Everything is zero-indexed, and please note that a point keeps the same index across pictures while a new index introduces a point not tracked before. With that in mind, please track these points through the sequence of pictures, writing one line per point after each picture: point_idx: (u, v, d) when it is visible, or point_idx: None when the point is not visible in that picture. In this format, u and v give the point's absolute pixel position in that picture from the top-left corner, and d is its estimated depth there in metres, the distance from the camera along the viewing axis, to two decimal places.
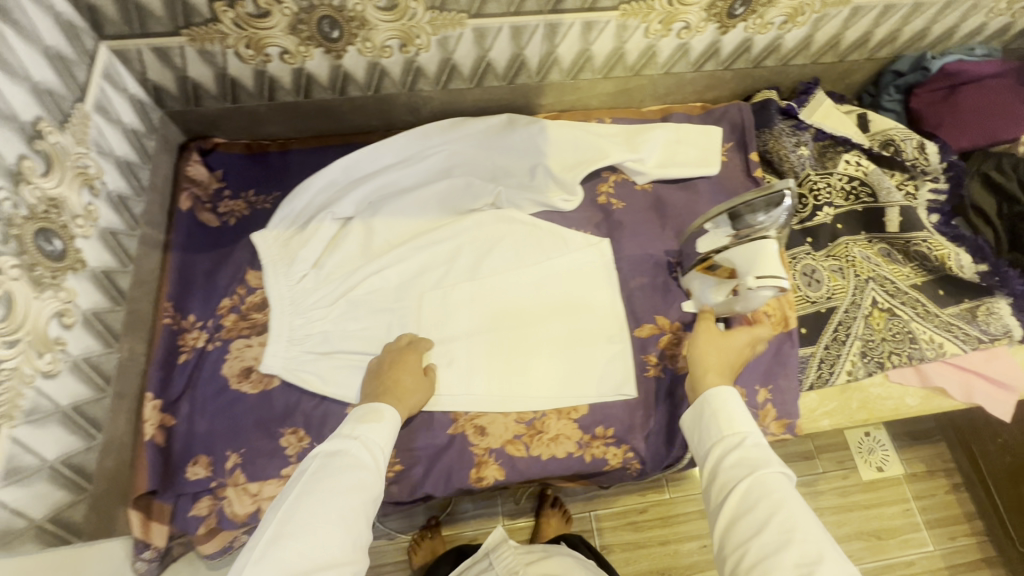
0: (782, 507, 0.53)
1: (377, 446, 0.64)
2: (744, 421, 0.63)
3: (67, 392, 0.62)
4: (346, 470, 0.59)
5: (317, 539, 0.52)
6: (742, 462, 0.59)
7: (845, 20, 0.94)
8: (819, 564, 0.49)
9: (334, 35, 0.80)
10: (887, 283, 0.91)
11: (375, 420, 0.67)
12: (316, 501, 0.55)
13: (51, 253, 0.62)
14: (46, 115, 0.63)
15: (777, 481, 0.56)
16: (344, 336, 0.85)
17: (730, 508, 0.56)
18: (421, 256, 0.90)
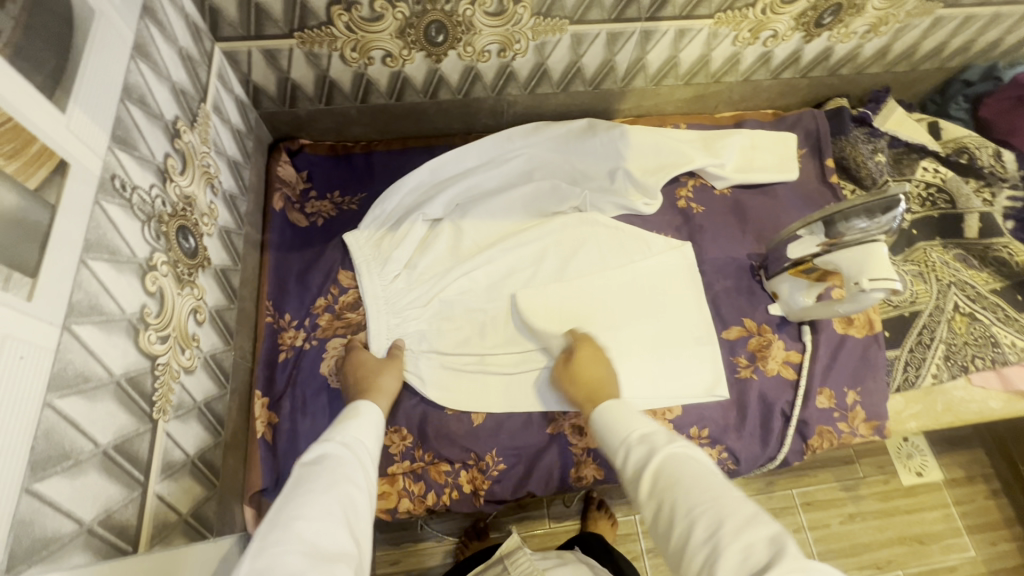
0: (676, 482, 0.50)
1: (362, 441, 0.56)
2: (626, 421, 0.59)
3: (201, 387, 0.63)
4: (335, 469, 0.50)
5: (315, 542, 0.43)
6: (639, 449, 0.55)
7: (925, 30, 0.96)
8: (722, 529, 0.45)
9: (439, 39, 0.82)
10: (969, 288, 0.92)
11: (352, 418, 0.59)
12: (307, 502, 0.46)
13: (188, 251, 0.62)
14: (182, 115, 0.64)
15: (670, 462, 0.52)
16: (441, 338, 0.85)
17: (647, 510, 0.51)
18: (510, 259, 0.90)
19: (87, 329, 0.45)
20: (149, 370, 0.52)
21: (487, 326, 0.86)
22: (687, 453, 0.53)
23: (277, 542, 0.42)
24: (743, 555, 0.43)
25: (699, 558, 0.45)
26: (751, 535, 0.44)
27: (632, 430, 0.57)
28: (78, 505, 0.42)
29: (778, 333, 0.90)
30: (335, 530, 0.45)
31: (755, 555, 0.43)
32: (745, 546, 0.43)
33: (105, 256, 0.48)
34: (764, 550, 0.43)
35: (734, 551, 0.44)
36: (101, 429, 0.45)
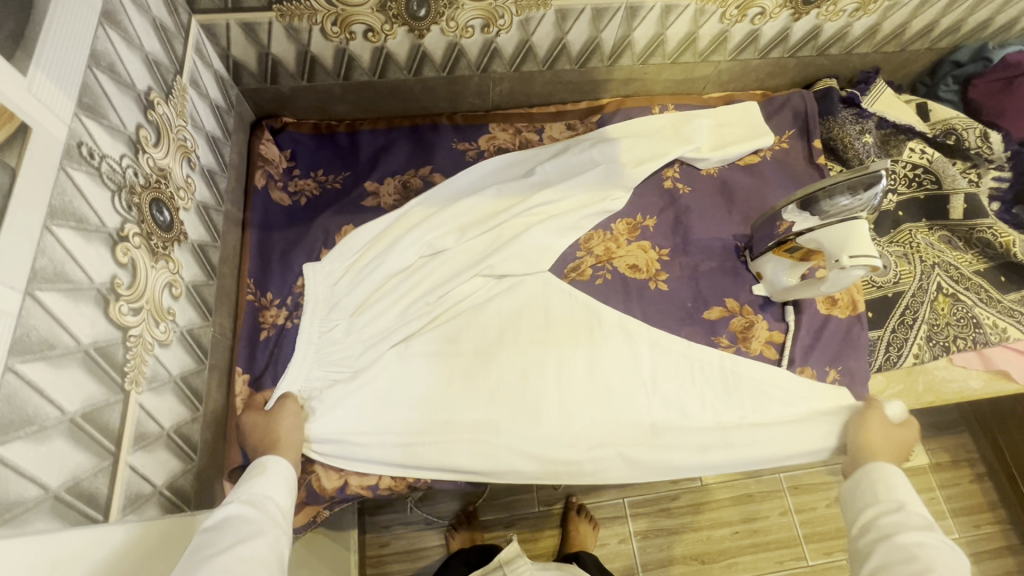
0: (934, 563, 0.54)
1: (267, 497, 0.59)
2: (906, 491, 0.64)
3: (177, 362, 0.63)
4: (240, 529, 0.53)
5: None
6: (898, 523, 0.60)
7: (914, 8, 0.95)
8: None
9: (421, 14, 0.81)
10: (952, 269, 0.93)
11: (259, 473, 0.61)
12: (204, 565, 0.48)
13: (162, 224, 0.62)
14: (155, 86, 0.63)
15: (943, 548, 0.57)
16: (377, 414, 0.78)
17: (890, 552, 0.57)
18: (484, 312, 0.85)
19: (52, 296, 0.44)
20: (120, 340, 0.52)
21: (433, 403, 0.79)
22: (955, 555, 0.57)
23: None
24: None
25: None
26: None
27: (907, 500, 0.63)
28: (43, 471, 0.42)
29: (761, 313, 0.90)
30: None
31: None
32: None
33: (71, 224, 0.47)
34: None
35: None
36: (66, 396, 0.45)
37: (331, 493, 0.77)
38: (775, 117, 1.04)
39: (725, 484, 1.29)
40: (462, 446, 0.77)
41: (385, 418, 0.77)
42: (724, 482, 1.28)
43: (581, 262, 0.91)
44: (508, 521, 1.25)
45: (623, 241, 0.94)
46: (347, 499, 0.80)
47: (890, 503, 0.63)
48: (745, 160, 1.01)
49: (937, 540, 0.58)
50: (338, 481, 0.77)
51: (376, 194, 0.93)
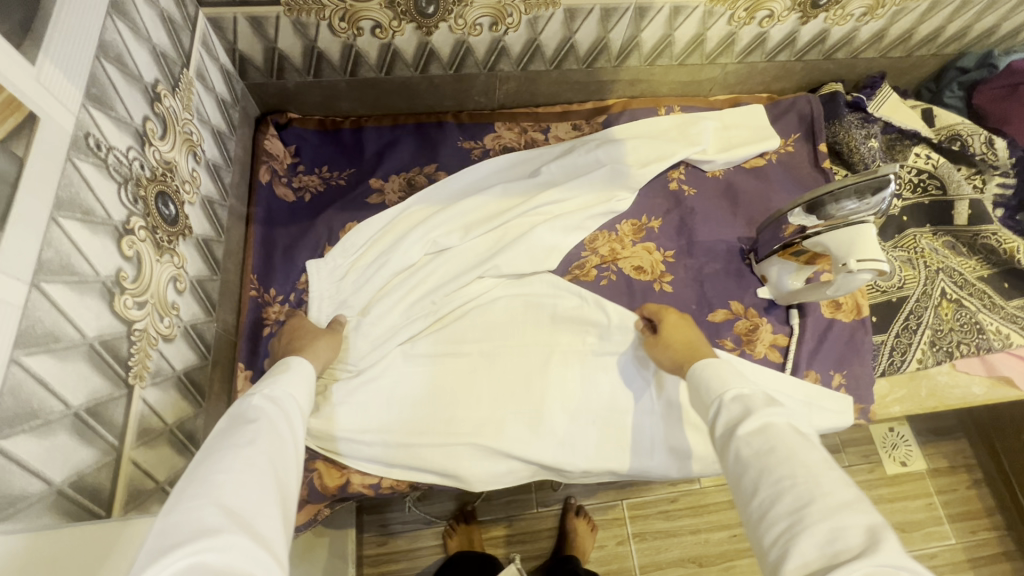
0: (769, 457, 0.49)
1: (290, 397, 0.56)
2: (723, 380, 0.59)
3: (180, 356, 0.62)
4: (259, 423, 0.50)
5: (236, 494, 0.43)
6: (733, 420, 0.54)
7: (921, 14, 0.95)
8: (809, 509, 0.44)
9: (429, 11, 0.80)
10: (956, 275, 0.93)
11: (281, 373, 0.58)
12: (225, 457, 0.45)
13: (167, 217, 0.61)
14: (162, 79, 0.63)
15: (771, 429, 0.52)
16: (380, 414, 0.78)
17: (730, 464, 0.52)
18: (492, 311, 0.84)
19: (57, 289, 0.44)
20: (125, 335, 0.51)
21: (437, 405, 0.79)
22: (782, 419, 0.53)
23: (191, 498, 0.42)
24: (829, 536, 0.43)
25: (779, 527, 0.45)
26: (840, 520, 0.43)
27: (727, 389, 0.57)
28: (46, 465, 0.42)
29: (766, 316, 0.90)
30: (257, 484, 0.45)
31: (845, 539, 0.42)
32: (836, 530, 0.43)
33: (77, 215, 0.46)
34: (861, 540, 0.42)
35: (821, 531, 0.43)
36: (71, 390, 0.45)
37: (334, 491, 0.77)
38: (781, 120, 1.04)
39: (723, 487, 1.29)
40: (460, 447, 0.77)
41: (387, 419, 0.78)
42: (723, 485, 1.28)
43: (586, 262, 0.91)
44: (505, 522, 1.25)
45: (628, 241, 0.94)
46: (349, 497, 0.80)
47: (718, 402, 0.57)
48: (750, 163, 1.01)
49: (765, 419, 0.53)
50: (341, 479, 0.77)
51: (381, 191, 0.93)
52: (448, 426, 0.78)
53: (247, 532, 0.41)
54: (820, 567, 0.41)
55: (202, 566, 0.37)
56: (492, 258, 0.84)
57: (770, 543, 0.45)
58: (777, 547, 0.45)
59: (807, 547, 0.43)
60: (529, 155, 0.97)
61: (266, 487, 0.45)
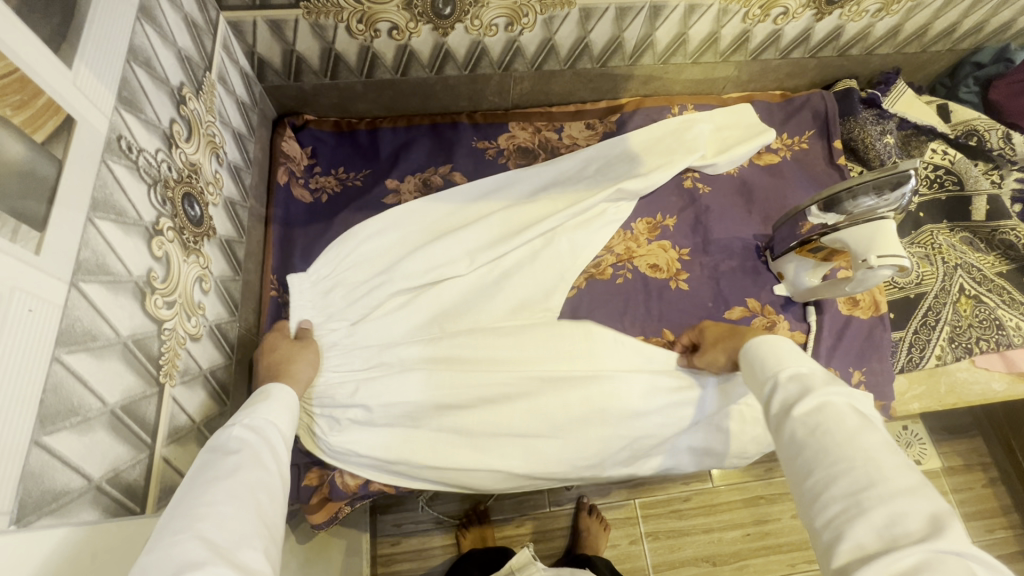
0: (826, 439, 0.49)
1: (273, 421, 0.56)
2: (781, 358, 0.59)
3: (207, 355, 0.63)
4: (241, 451, 0.50)
5: (220, 528, 0.43)
6: (792, 400, 0.55)
7: (937, 9, 0.94)
8: (867, 493, 0.45)
9: (446, 12, 0.81)
10: (975, 270, 0.92)
11: (262, 398, 0.58)
12: (208, 489, 0.46)
13: (193, 218, 0.62)
14: (187, 82, 0.64)
15: (827, 410, 0.52)
16: (409, 438, 0.77)
17: (784, 444, 0.53)
18: (514, 315, 0.86)
19: (95, 287, 0.44)
20: (156, 334, 0.52)
21: (462, 430, 0.77)
22: (842, 400, 0.53)
23: (175, 534, 0.42)
24: (888, 521, 0.43)
25: (834, 510, 0.46)
26: (899, 506, 0.43)
27: (785, 368, 0.58)
28: (86, 461, 0.43)
29: (783, 314, 0.89)
30: (240, 516, 0.45)
31: (905, 524, 0.42)
32: (894, 514, 0.43)
33: (112, 216, 0.47)
34: (921, 525, 0.42)
35: (880, 515, 0.43)
36: (108, 388, 0.45)
37: (355, 489, 0.80)
38: (794, 118, 1.04)
39: (736, 486, 1.28)
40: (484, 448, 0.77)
41: (411, 443, 0.77)
42: (736, 483, 1.28)
43: (602, 261, 0.93)
44: (518, 521, 1.25)
45: (643, 240, 0.95)
46: (369, 493, 0.81)
47: (775, 380, 0.58)
48: (764, 160, 1.01)
49: (824, 398, 0.53)
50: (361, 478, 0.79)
51: (397, 191, 0.94)
52: (477, 445, 0.77)
53: (228, 565, 0.41)
54: (876, 550, 0.42)
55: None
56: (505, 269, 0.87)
57: (823, 524, 0.46)
58: (829, 530, 0.45)
59: (863, 531, 0.43)
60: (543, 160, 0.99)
61: (250, 517, 0.45)
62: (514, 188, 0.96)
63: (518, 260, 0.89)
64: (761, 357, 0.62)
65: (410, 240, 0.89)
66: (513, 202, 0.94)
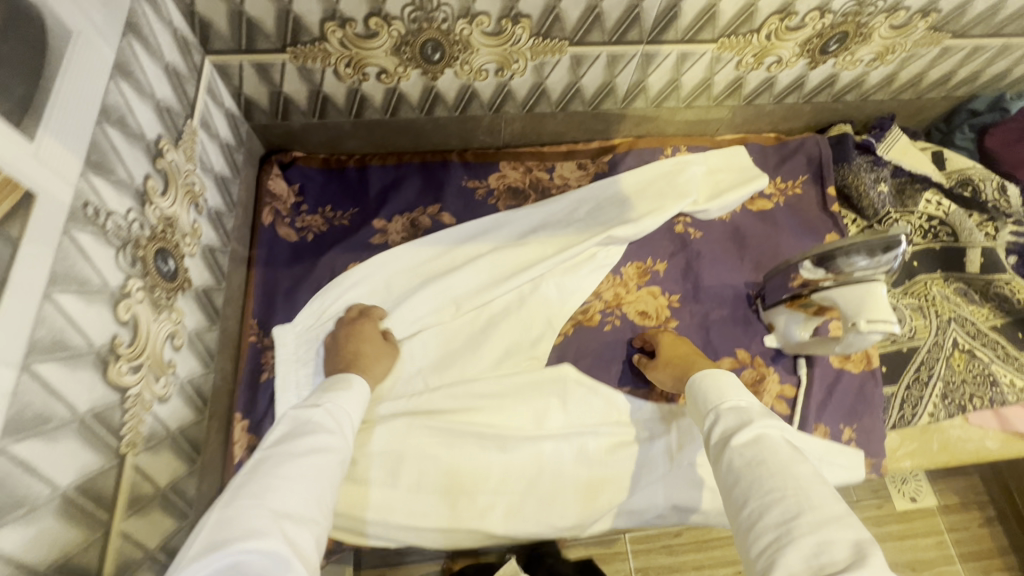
0: (759, 467, 0.52)
1: (346, 415, 0.65)
2: (722, 393, 0.64)
3: (175, 415, 0.61)
4: (313, 435, 0.59)
5: (284, 503, 0.50)
6: (731, 431, 0.59)
7: (932, 60, 0.93)
8: (798, 522, 0.46)
9: (435, 57, 0.79)
10: (968, 324, 0.91)
11: (342, 389, 0.67)
12: (284, 464, 0.54)
13: (166, 273, 0.61)
14: (166, 133, 0.63)
15: (762, 441, 0.56)
16: (400, 494, 0.76)
17: (722, 472, 0.56)
18: (504, 361, 0.85)
19: (50, 368, 0.43)
20: (118, 404, 0.51)
21: (450, 483, 0.77)
22: (776, 434, 0.57)
23: (247, 498, 0.50)
24: (816, 550, 0.44)
25: (767, 539, 0.47)
26: (826, 533, 0.45)
27: (725, 402, 0.63)
28: (32, 554, 0.41)
29: (773, 366, 0.88)
30: (301, 496, 0.52)
31: (831, 553, 0.43)
32: (822, 542, 0.44)
33: (73, 288, 0.46)
34: (846, 553, 0.43)
35: (808, 543, 0.45)
36: (60, 471, 0.44)
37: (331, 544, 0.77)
38: (788, 162, 1.03)
39: None
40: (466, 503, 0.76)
41: (399, 500, 0.75)
42: None
43: (590, 307, 0.91)
44: None
45: (632, 285, 0.94)
46: (343, 548, 0.79)
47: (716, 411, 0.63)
48: (757, 205, 1.00)
49: (759, 430, 0.57)
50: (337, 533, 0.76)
51: (384, 232, 0.94)
52: (464, 498, 0.76)
53: (284, 539, 0.47)
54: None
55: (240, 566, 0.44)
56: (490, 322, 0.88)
57: (757, 554, 0.47)
58: (763, 558, 0.46)
59: (792, 558, 0.44)
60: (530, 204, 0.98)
61: (309, 499, 0.53)
62: (503, 230, 0.95)
63: (505, 306, 0.89)
64: (706, 391, 0.67)
65: (395, 287, 0.89)
66: (501, 245, 0.93)
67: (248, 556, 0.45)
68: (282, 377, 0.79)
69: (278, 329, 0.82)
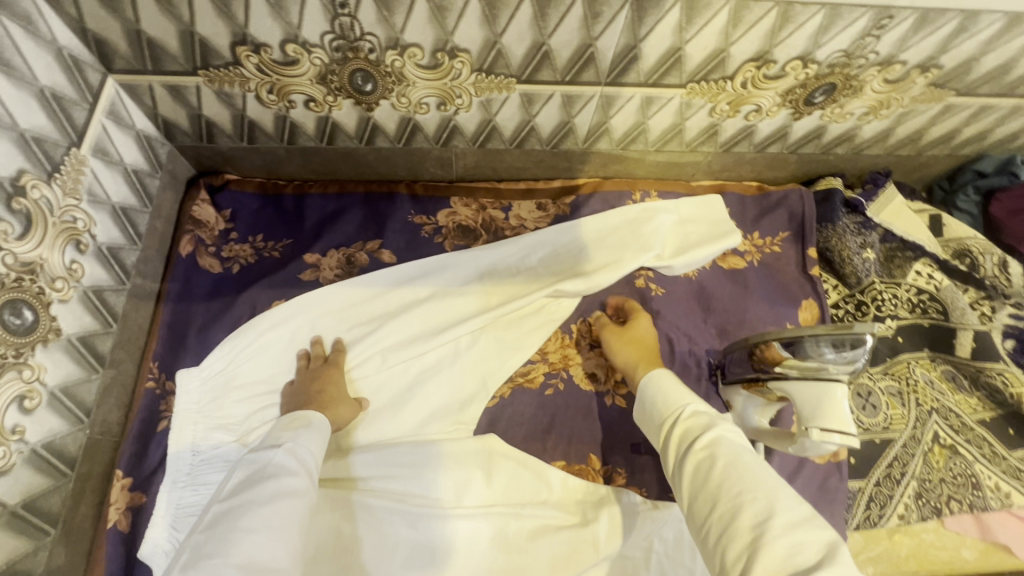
0: (726, 469, 0.53)
1: (309, 452, 0.62)
2: (682, 396, 0.65)
3: (17, 489, 0.56)
4: (274, 477, 0.56)
5: (250, 557, 0.49)
6: (694, 431, 0.59)
7: (933, 117, 0.83)
8: (772, 523, 0.47)
9: (367, 88, 0.72)
10: (952, 416, 0.81)
11: (302, 426, 0.65)
12: (246, 516, 0.52)
13: (18, 327, 0.54)
14: (32, 168, 0.56)
15: (726, 443, 0.56)
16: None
17: (687, 477, 0.56)
18: (427, 426, 0.79)
19: None
20: None
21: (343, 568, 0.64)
22: (736, 436, 0.58)
23: (210, 558, 0.49)
24: (792, 550, 0.45)
25: (742, 543, 0.47)
26: (799, 534, 0.46)
27: (688, 406, 0.63)
28: None
29: None
30: (271, 544, 0.51)
31: (803, 554, 0.44)
32: (797, 544, 0.45)
33: None
34: (818, 551, 0.44)
35: (783, 544, 0.45)
36: None
37: None
38: (767, 216, 0.93)
39: None
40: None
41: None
42: None
43: (533, 368, 0.84)
44: None
45: (584, 345, 0.86)
46: None
47: (679, 417, 0.62)
48: (729, 263, 0.91)
49: (720, 432, 0.58)
50: None
51: (316, 267, 0.85)
52: None
53: None
54: None
55: None
56: (420, 379, 0.80)
57: (732, 557, 0.47)
58: (739, 561, 0.46)
59: (768, 559, 0.45)
60: (478, 247, 0.90)
61: (278, 547, 0.51)
62: (452, 273, 0.87)
63: (443, 359, 0.82)
64: (660, 392, 0.67)
65: (320, 331, 0.81)
66: (442, 290, 0.85)
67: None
68: (178, 429, 0.72)
69: (182, 373, 0.74)
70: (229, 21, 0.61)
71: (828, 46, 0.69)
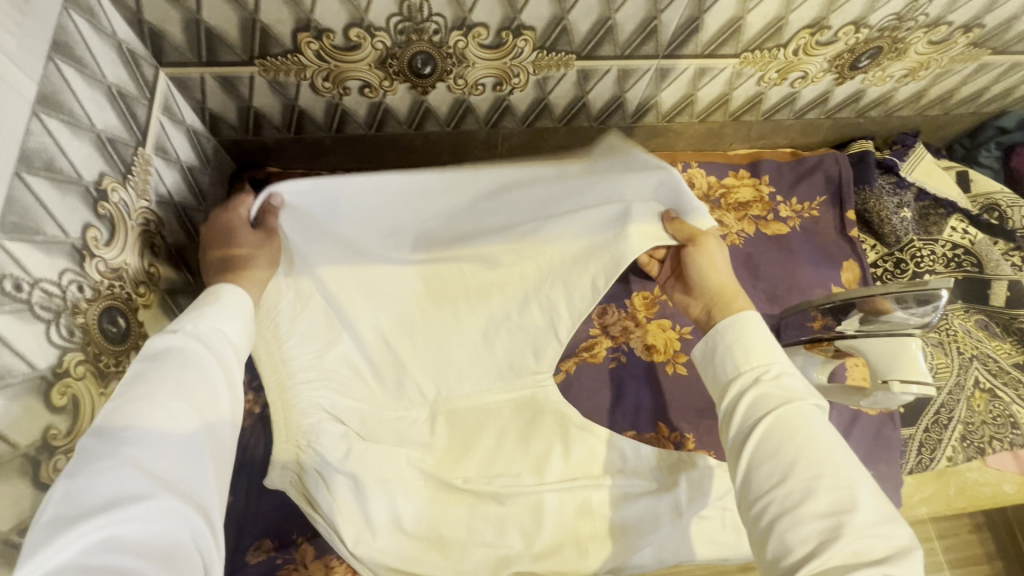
0: (802, 443, 0.47)
1: (219, 334, 0.50)
2: (769, 350, 0.54)
3: None
4: (175, 371, 0.45)
5: (148, 462, 0.41)
6: (769, 395, 0.51)
7: (966, 76, 0.86)
8: (846, 513, 0.42)
9: (425, 71, 0.70)
10: (991, 361, 0.86)
11: (210, 304, 0.51)
12: (141, 414, 0.42)
13: (114, 335, 0.53)
14: (110, 170, 0.54)
15: (810, 415, 0.49)
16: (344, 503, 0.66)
17: (750, 443, 0.49)
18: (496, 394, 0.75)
19: None
20: None
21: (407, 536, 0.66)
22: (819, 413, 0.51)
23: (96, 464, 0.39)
24: (861, 545, 0.41)
25: (812, 527, 0.42)
26: (871, 529, 0.41)
27: (770, 363, 0.53)
28: None
29: None
30: (184, 446, 0.43)
31: (870, 548, 0.41)
32: (868, 539, 0.41)
33: None
34: (885, 551, 0.41)
35: (854, 537, 0.41)
36: None
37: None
38: (805, 181, 0.96)
39: None
40: (455, 563, 0.65)
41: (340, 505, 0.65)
42: None
43: (596, 343, 0.85)
44: None
45: (641, 318, 0.87)
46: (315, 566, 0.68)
47: (760, 374, 0.53)
48: (772, 230, 0.93)
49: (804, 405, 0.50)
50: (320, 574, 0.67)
51: None
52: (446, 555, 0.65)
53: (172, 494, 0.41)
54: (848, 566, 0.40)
55: (115, 532, 0.38)
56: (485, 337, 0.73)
57: (798, 538, 0.42)
58: (806, 542, 0.42)
59: (840, 548, 0.40)
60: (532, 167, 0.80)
61: (186, 446, 0.43)
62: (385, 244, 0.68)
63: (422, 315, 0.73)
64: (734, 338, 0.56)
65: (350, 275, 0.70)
66: None
67: (128, 524, 0.38)
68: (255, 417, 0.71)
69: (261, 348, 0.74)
70: (295, 6, 0.59)
71: (882, 10, 0.70)
